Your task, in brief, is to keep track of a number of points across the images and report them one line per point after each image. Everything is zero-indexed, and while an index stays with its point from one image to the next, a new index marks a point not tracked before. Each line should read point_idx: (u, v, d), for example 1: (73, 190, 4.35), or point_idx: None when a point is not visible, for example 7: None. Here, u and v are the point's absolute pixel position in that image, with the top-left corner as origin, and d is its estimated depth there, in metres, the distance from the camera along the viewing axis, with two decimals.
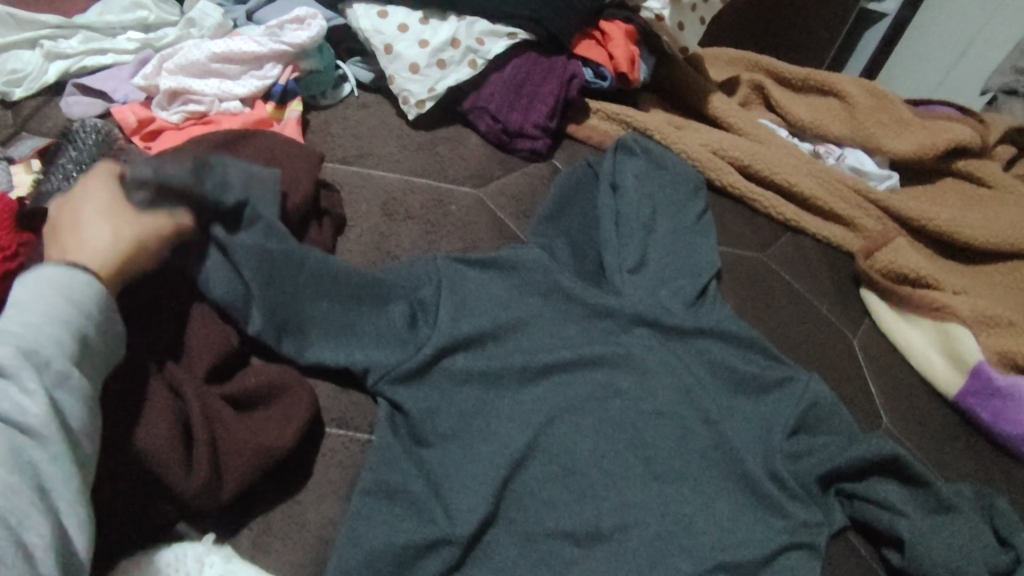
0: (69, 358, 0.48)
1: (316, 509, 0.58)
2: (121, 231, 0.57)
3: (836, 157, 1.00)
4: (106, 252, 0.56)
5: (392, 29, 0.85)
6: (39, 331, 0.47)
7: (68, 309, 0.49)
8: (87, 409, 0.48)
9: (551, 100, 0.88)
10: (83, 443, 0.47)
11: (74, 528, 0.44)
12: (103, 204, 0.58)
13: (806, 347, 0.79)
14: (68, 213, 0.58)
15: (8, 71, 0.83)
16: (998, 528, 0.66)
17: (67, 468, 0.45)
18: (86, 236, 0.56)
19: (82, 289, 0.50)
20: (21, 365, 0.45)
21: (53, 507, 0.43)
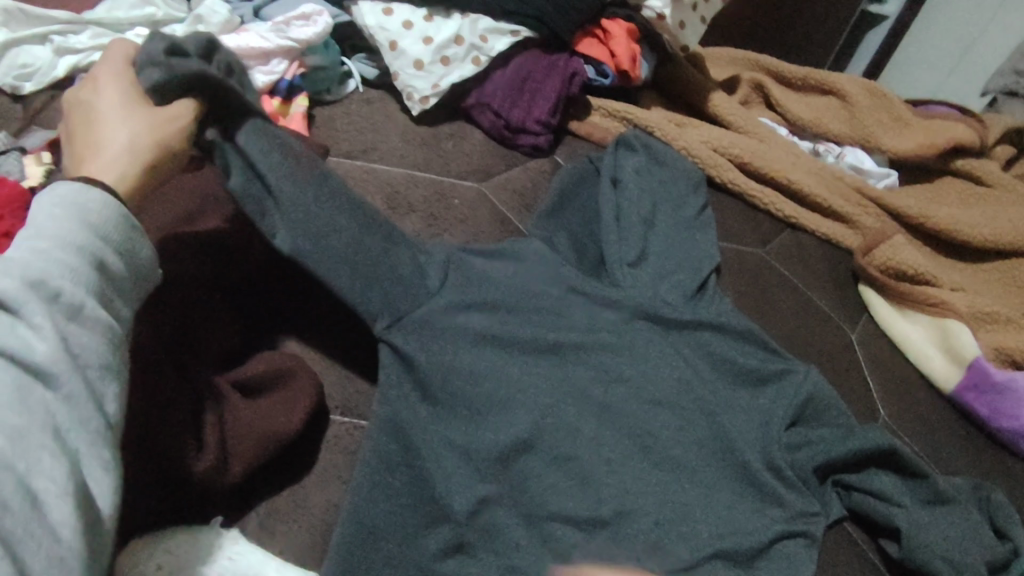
0: (84, 287, 0.44)
1: (321, 494, 0.59)
2: (141, 131, 0.52)
3: (835, 155, 1.00)
4: (128, 152, 0.51)
5: (396, 26, 0.86)
6: (50, 259, 0.43)
7: (80, 231, 0.44)
8: (107, 347, 0.44)
9: (553, 97, 0.89)
10: (102, 382, 0.43)
11: (96, 474, 0.41)
12: (116, 105, 0.54)
13: (804, 341, 0.80)
14: (82, 117, 0.53)
15: (19, 65, 0.85)
16: (995, 520, 0.67)
17: (84, 411, 0.41)
18: (105, 138, 0.51)
19: (97, 210, 0.46)
20: (30, 297, 0.41)
21: (73, 451, 0.40)
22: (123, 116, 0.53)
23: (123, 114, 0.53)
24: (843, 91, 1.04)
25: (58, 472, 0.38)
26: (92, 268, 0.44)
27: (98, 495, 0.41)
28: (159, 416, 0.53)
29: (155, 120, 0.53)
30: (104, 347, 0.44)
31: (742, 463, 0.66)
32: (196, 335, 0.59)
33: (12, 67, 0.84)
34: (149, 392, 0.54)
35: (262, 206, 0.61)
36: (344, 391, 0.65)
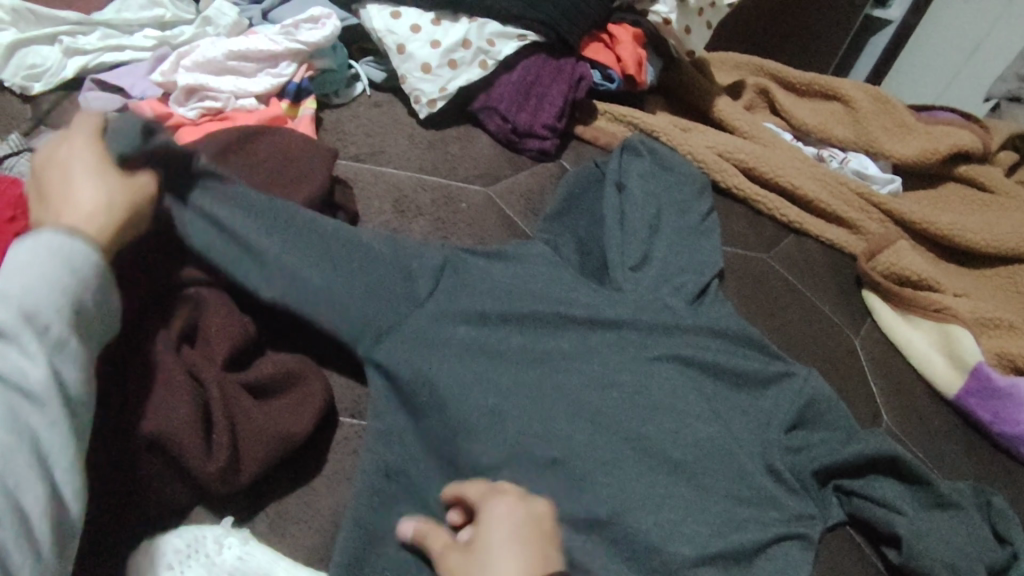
0: (68, 323, 0.47)
1: (329, 496, 0.60)
2: (113, 190, 0.54)
3: (839, 160, 1.01)
4: (99, 210, 0.52)
5: (404, 30, 0.87)
6: (39, 293, 0.46)
7: (66, 272, 0.47)
8: (85, 377, 0.47)
9: (560, 101, 0.89)
10: (81, 409, 0.47)
11: (69, 496, 0.44)
12: (89, 162, 0.55)
13: (809, 346, 0.81)
14: (53, 171, 0.54)
15: (28, 66, 0.84)
16: (995, 526, 0.68)
17: (67, 435, 0.45)
18: (75, 195, 0.52)
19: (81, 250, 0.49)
20: (22, 328, 0.44)
21: (51, 471, 0.44)
22: (93, 177, 0.54)
23: (95, 173, 0.54)
24: (847, 96, 1.04)
25: (38, 493, 0.42)
26: (75, 303, 0.47)
27: (71, 514, 0.44)
28: (171, 418, 0.54)
29: (126, 186, 0.55)
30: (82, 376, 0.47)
31: (743, 468, 0.67)
32: (207, 337, 0.59)
33: (20, 68, 0.84)
34: (158, 395, 0.55)
35: (266, 214, 0.64)
36: (352, 394, 0.66)
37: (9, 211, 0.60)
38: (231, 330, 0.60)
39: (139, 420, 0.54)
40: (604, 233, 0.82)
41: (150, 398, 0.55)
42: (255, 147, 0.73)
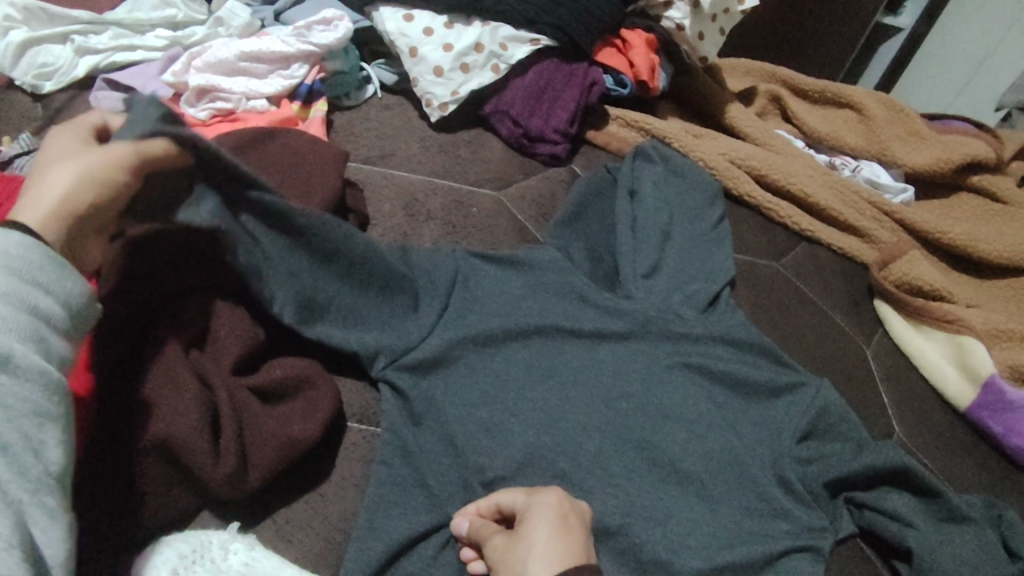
0: (17, 334, 0.43)
1: (339, 501, 0.60)
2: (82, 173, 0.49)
3: (852, 169, 1.00)
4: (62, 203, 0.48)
5: (416, 32, 0.87)
6: None
7: (5, 278, 0.44)
8: (40, 392, 0.44)
9: (572, 106, 0.89)
10: (40, 430, 0.44)
11: (41, 524, 0.42)
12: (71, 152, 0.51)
13: (822, 356, 0.80)
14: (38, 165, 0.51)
15: (39, 65, 0.84)
16: (1008, 540, 0.67)
17: (26, 462, 0.42)
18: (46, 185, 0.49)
19: (21, 257, 0.45)
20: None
21: (15, 503, 0.41)
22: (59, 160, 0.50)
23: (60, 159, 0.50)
24: (860, 104, 1.03)
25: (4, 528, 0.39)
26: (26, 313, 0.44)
27: (47, 548, 0.42)
28: (178, 422, 0.53)
29: (90, 159, 0.50)
30: (41, 394, 0.44)
31: (753, 480, 0.66)
32: (216, 340, 0.59)
33: (31, 67, 0.84)
34: (167, 399, 0.54)
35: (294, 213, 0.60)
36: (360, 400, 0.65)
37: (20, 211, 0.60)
38: (241, 334, 0.59)
39: (148, 424, 0.53)
40: (616, 239, 0.81)
41: (157, 403, 0.54)
42: (266, 149, 0.73)
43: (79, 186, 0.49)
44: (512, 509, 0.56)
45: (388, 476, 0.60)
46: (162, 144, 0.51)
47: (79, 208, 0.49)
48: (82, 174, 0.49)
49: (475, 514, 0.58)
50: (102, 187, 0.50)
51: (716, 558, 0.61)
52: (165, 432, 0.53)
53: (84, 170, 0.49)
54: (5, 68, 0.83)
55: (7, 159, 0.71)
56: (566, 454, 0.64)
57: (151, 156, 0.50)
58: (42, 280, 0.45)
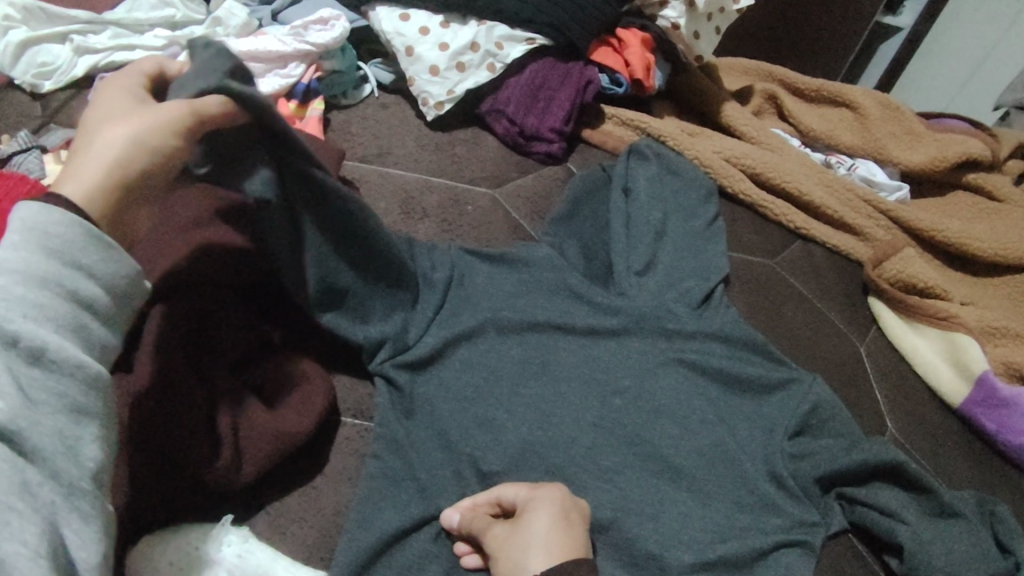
0: (52, 320, 0.41)
1: (331, 495, 0.60)
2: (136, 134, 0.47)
3: (847, 167, 1.01)
4: (115, 164, 0.47)
5: (412, 31, 0.87)
6: (7, 298, 0.40)
7: (42, 262, 0.41)
8: (75, 384, 0.41)
9: (568, 105, 0.89)
10: (77, 425, 0.41)
11: (75, 527, 0.39)
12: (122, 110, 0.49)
13: (814, 352, 0.80)
14: (89, 123, 0.49)
15: (39, 64, 0.85)
16: (999, 535, 0.67)
17: (58, 465, 0.39)
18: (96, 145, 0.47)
19: (62, 236, 0.42)
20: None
21: (47, 506, 0.38)
22: (114, 120, 0.48)
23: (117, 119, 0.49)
24: (856, 103, 1.04)
25: (30, 535, 0.37)
26: (65, 301, 0.41)
27: (80, 554, 0.39)
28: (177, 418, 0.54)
29: (145, 120, 0.48)
30: (77, 389, 0.41)
31: (744, 475, 0.67)
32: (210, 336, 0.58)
33: (31, 66, 0.85)
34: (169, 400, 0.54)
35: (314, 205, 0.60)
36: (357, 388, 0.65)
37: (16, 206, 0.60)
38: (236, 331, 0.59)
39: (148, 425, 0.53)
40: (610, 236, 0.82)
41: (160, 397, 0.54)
42: None
43: (133, 152, 0.47)
44: (509, 503, 0.57)
45: (380, 470, 0.60)
46: (217, 101, 0.50)
47: (133, 173, 0.47)
48: (138, 142, 0.47)
49: (468, 507, 0.58)
50: (155, 155, 0.48)
51: (706, 552, 0.61)
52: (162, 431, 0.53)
53: (141, 134, 0.47)
54: (5, 67, 0.84)
55: (5, 157, 0.72)
56: (558, 452, 0.64)
57: (206, 113, 0.50)
58: (85, 262, 0.43)
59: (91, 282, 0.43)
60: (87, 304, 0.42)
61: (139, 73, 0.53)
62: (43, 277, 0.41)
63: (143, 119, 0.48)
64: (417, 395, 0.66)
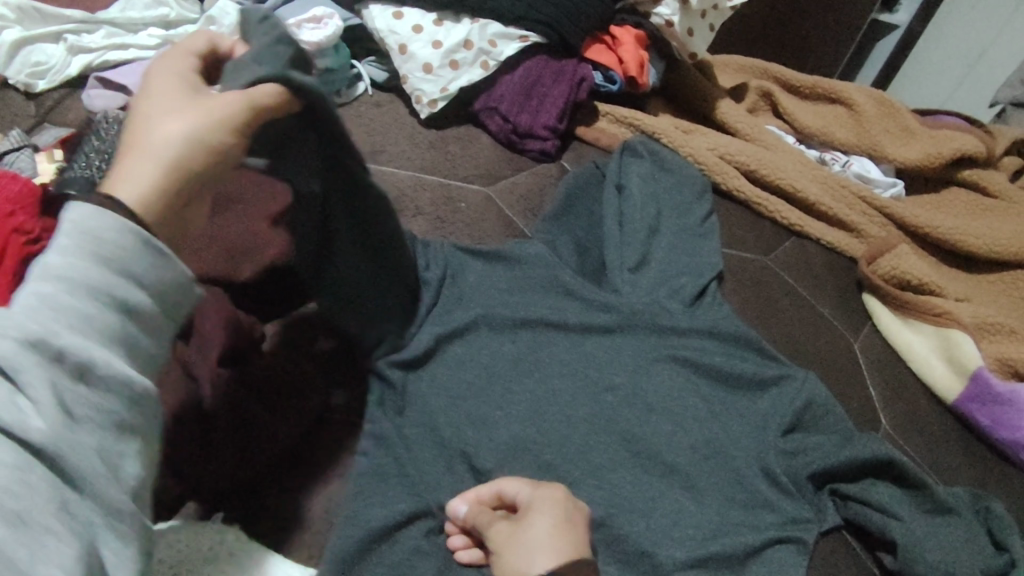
0: (99, 332, 0.38)
1: (323, 492, 0.60)
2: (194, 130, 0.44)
3: (841, 164, 1.00)
4: (173, 164, 0.43)
5: (406, 29, 0.87)
6: (54, 309, 0.37)
7: (94, 271, 0.38)
8: (121, 400, 0.39)
9: (561, 102, 0.89)
10: (118, 442, 0.39)
11: (113, 548, 0.38)
12: (177, 101, 0.45)
13: (808, 349, 0.80)
14: (142, 116, 0.45)
15: (33, 63, 0.85)
16: (994, 532, 0.67)
17: (101, 487, 0.37)
18: (151, 141, 0.43)
19: (116, 243, 0.39)
20: (31, 362, 0.36)
21: (85, 527, 0.36)
22: (170, 111, 0.44)
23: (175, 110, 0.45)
24: (851, 100, 1.04)
25: (67, 560, 0.34)
26: (112, 312, 0.39)
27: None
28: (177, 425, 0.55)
29: (204, 112, 0.44)
30: (121, 404, 0.39)
31: (737, 470, 0.67)
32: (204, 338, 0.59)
33: (25, 65, 0.85)
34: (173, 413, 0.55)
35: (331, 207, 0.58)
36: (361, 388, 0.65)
37: (9, 206, 0.59)
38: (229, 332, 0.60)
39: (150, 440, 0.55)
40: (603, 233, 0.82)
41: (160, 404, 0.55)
42: None
43: (191, 149, 0.43)
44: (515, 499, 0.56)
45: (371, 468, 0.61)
46: (272, 89, 0.46)
47: (193, 173, 0.44)
48: (196, 139, 0.44)
49: (474, 499, 0.57)
50: (214, 151, 0.44)
51: (699, 548, 0.61)
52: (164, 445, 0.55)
53: (201, 130, 0.44)
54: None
55: None
56: (551, 450, 0.64)
57: (263, 106, 0.45)
58: (137, 271, 0.40)
59: (138, 290, 0.40)
60: (133, 312, 0.40)
61: (189, 56, 0.49)
62: (90, 286, 0.38)
63: (203, 111, 0.44)
64: (409, 393, 0.66)
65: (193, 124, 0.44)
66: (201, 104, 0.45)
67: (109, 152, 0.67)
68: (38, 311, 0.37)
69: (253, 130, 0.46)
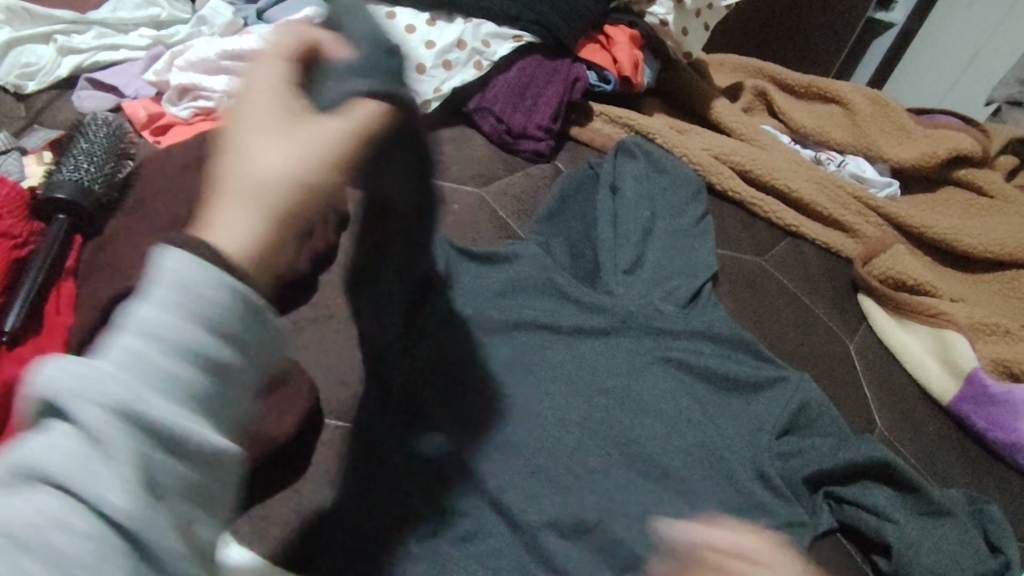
0: (191, 400, 0.33)
1: (315, 497, 0.60)
2: (294, 158, 0.43)
3: (837, 163, 1.00)
4: (274, 190, 0.42)
5: (399, 29, 0.85)
6: (146, 373, 0.32)
7: (194, 330, 0.33)
8: (208, 476, 0.34)
9: (555, 102, 0.89)
10: (199, 524, 0.33)
11: None
12: (268, 125, 0.45)
13: (803, 350, 0.80)
14: (230, 145, 0.44)
15: (22, 64, 0.84)
16: (990, 534, 0.67)
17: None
18: (248, 168, 0.42)
19: (217, 299, 0.34)
20: (119, 436, 0.30)
21: None
22: (263, 138, 0.44)
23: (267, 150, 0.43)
24: (845, 99, 1.03)
25: None
26: (200, 373, 0.33)
27: None
28: None
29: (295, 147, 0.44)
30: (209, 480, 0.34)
31: (729, 470, 0.66)
32: None
33: (14, 66, 0.84)
34: None
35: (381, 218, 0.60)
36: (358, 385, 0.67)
37: None
38: None
39: None
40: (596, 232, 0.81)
41: None
42: None
43: (292, 179, 0.43)
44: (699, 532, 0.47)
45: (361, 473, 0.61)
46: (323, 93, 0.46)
47: (295, 203, 0.43)
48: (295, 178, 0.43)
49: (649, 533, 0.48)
50: (312, 182, 0.44)
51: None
52: None
53: (302, 163, 0.44)
54: None
55: None
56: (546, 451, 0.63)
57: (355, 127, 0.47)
58: (236, 329, 0.34)
59: (232, 348, 0.34)
60: (225, 373, 0.34)
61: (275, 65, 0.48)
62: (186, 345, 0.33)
63: (295, 146, 0.44)
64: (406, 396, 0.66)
65: (292, 161, 0.43)
66: (292, 137, 0.44)
67: (98, 154, 0.68)
68: (130, 372, 0.32)
69: (344, 151, 0.47)
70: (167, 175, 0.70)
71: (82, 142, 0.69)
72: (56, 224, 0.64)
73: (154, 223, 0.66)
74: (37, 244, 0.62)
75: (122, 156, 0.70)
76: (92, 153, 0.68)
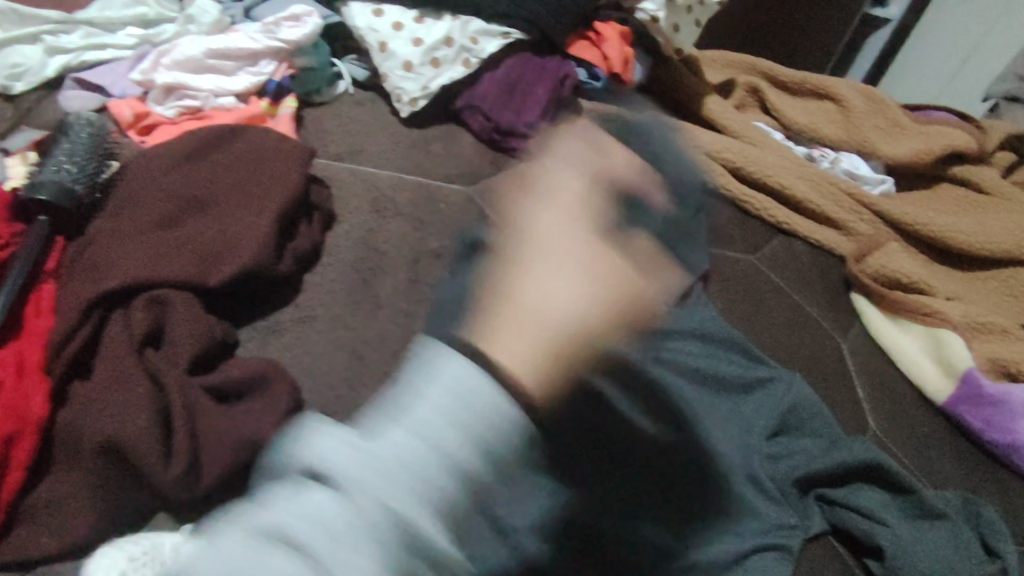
0: (449, 504, 0.38)
1: None
2: (583, 302, 0.53)
3: (830, 161, 0.98)
4: (557, 325, 0.53)
5: (386, 27, 0.86)
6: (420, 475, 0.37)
7: (464, 447, 0.38)
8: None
9: (545, 98, 0.86)
10: None
11: None
12: (557, 271, 0.55)
13: (793, 350, 0.79)
14: (514, 278, 0.56)
15: (9, 65, 0.83)
16: (986, 538, 0.65)
17: None
18: (529, 300, 0.54)
19: (485, 410, 0.39)
20: (388, 523, 0.36)
21: None
22: (551, 283, 0.54)
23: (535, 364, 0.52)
24: (839, 95, 1.02)
25: None
26: (464, 486, 0.38)
27: None
28: (128, 422, 0.53)
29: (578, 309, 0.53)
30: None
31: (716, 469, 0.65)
32: (171, 338, 0.58)
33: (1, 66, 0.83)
34: (121, 399, 0.54)
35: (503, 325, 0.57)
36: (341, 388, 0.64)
37: None
38: (197, 331, 0.58)
39: (97, 425, 0.53)
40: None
41: (113, 401, 0.54)
42: (217, 153, 0.73)
43: (574, 320, 0.53)
44: None
45: None
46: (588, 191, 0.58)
47: (567, 342, 0.53)
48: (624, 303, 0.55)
49: None
50: (586, 321, 0.53)
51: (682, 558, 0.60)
52: (109, 428, 0.53)
53: (581, 307, 0.53)
54: None
55: None
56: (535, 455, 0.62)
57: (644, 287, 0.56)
58: (493, 447, 0.39)
59: (484, 462, 0.39)
60: (479, 486, 0.39)
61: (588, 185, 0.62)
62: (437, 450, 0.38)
63: (545, 344, 0.52)
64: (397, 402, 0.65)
65: (583, 304, 0.53)
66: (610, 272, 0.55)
67: (80, 156, 0.66)
68: (382, 470, 0.37)
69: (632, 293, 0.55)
70: (150, 173, 0.69)
71: (64, 143, 0.67)
72: (37, 225, 0.62)
73: (132, 223, 0.65)
74: (18, 245, 0.60)
75: (105, 156, 0.68)
76: (74, 154, 0.66)
